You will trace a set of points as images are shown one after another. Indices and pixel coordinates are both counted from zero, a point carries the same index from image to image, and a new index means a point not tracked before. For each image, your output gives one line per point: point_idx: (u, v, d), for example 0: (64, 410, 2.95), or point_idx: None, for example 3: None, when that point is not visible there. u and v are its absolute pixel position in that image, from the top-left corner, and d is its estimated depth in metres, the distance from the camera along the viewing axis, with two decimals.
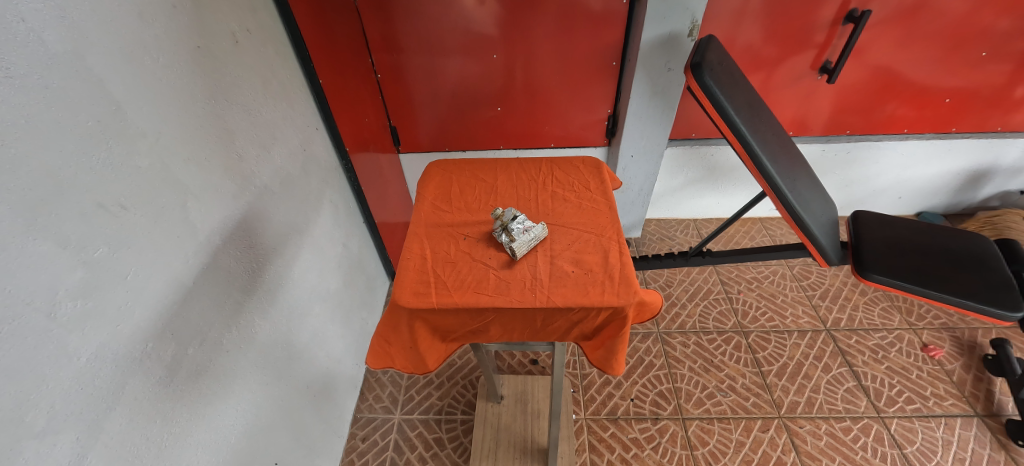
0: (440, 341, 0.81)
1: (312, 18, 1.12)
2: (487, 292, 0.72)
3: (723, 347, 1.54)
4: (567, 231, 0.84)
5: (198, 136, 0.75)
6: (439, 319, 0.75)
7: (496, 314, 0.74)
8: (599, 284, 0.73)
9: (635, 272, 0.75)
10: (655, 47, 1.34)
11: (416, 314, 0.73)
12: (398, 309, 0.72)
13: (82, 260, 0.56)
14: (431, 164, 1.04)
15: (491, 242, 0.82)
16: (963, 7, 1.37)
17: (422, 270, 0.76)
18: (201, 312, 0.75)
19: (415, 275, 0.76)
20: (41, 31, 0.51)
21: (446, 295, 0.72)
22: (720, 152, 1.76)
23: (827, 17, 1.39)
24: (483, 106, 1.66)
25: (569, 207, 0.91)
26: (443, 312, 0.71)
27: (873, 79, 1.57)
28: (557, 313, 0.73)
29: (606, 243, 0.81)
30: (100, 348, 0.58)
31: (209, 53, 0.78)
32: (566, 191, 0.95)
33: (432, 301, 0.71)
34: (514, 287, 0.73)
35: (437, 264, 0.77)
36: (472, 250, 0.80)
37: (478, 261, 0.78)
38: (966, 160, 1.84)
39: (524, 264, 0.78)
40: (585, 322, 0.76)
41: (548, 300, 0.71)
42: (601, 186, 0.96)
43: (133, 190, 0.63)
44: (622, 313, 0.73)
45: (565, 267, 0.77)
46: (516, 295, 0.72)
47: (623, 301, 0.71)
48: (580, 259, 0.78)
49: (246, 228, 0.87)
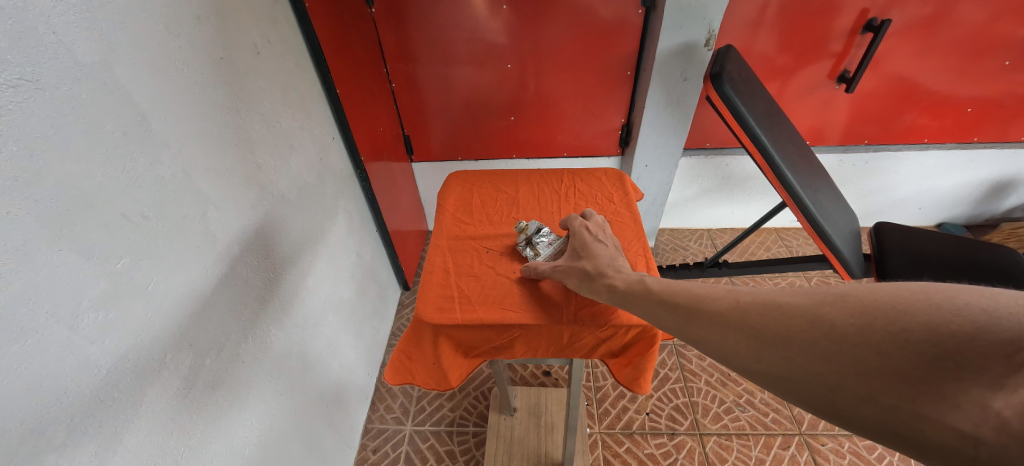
0: (463, 357, 0.79)
1: (329, 28, 1.13)
2: (512, 308, 0.72)
3: None
4: None
5: (219, 147, 0.75)
6: (463, 335, 0.73)
7: (521, 330, 0.73)
8: None
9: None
10: (671, 57, 1.33)
11: (441, 329, 0.72)
12: (422, 324, 0.72)
13: (105, 271, 0.56)
14: (450, 175, 1.04)
15: (513, 255, 0.82)
16: (985, 16, 1.35)
17: (446, 284, 0.77)
18: (219, 322, 0.75)
19: (438, 289, 0.76)
20: (71, 43, 0.52)
21: (470, 311, 0.72)
22: (735, 162, 1.74)
23: (846, 27, 1.37)
24: (496, 115, 1.66)
25: None
26: (468, 327, 0.71)
27: (892, 89, 1.54)
28: (584, 329, 0.72)
29: (633, 258, 0.80)
30: (120, 359, 0.58)
31: (231, 64, 0.79)
32: (589, 204, 0.94)
33: (457, 317, 0.71)
34: (540, 302, 0.73)
35: (462, 278, 0.78)
36: (496, 264, 0.80)
37: (502, 276, 0.78)
38: (988, 170, 1.80)
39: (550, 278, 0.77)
40: (613, 340, 0.74)
41: (575, 315, 0.71)
42: (624, 199, 0.95)
43: (155, 200, 0.63)
44: (651, 331, 0.71)
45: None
46: (542, 310, 0.72)
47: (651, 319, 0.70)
48: None
49: (263, 237, 0.87)
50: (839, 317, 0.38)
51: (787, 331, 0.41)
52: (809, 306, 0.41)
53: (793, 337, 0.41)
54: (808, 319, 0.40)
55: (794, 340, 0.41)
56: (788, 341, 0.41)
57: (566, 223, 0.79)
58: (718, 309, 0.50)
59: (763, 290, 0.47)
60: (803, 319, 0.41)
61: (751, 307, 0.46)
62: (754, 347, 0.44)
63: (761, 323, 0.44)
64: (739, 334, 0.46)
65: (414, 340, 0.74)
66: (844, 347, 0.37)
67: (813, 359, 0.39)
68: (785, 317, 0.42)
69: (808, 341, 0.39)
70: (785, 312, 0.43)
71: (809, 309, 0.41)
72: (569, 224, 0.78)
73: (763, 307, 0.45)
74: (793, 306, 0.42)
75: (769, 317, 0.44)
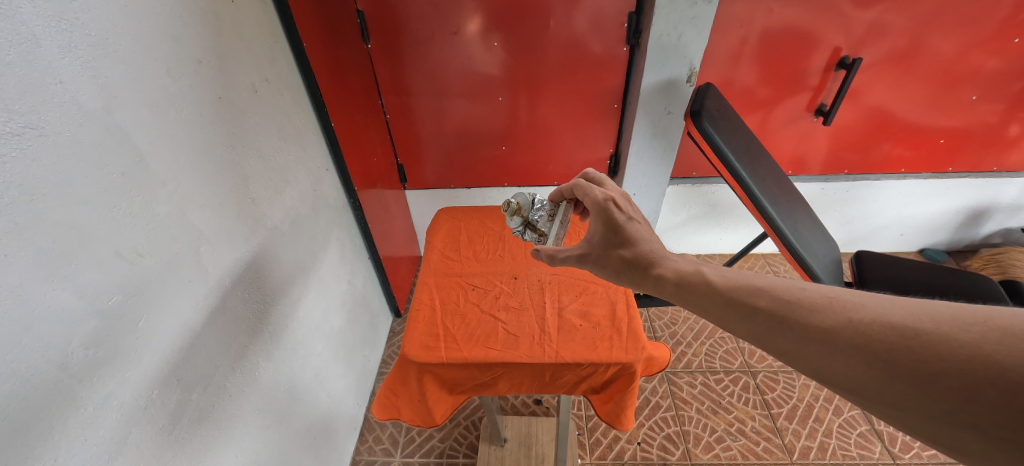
0: (448, 394, 0.80)
1: (326, 64, 1.17)
2: (496, 347, 0.74)
3: (730, 388, 1.51)
4: (572, 283, 0.88)
5: (215, 183, 0.77)
6: (448, 373, 0.74)
7: (504, 369, 0.74)
8: (607, 340, 0.75)
9: (642, 326, 0.77)
10: (655, 92, 1.39)
11: (426, 368, 0.73)
12: (407, 363, 0.74)
13: (97, 308, 0.57)
14: (439, 211, 1.09)
15: (498, 294, 0.86)
16: (951, 53, 1.43)
17: (432, 322, 0.79)
18: (207, 356, 0.75)
19: (424, 328, 0.78)
20: (77, 91, 0.54)
21: (455, 350, 0.74)
22: (720, 190, 1.79)
23: (820, 63, 1.44)
24: (489, 144, 1.71)
25: None
26: (451, 366, 0.72)
27: (868, 120, 1.61)
28: (566, 368, 0.73)
29: (613, 295, 0.85)
30: (108, 396, 0.58)
31: (230, 103, 0.81)
32: None
33: (442, 356, 0.73)
34: (523, 341, 0.76)
35: (447, 316, 0.80)
36: (481, 302, 0.84)
37: (486, 314, 0.81)
38: (965, 198, 1.86)
39: (533, 316, 0.81)
40: (594, 377, 0.75)
41: (556, 354, 0.73)
42: None
43: (150, 237, 0.64)
44: (631, 369, 0.73)
45: (574, 320, 0.80)
46: (525, 349, 0.74)
47: (631, 357, 0.72)
48: (586, 312, 0.81)
49: (255, 270, 0.88)
50: (985, 347, 0.36)
51: (911, 352, 0.39)
52: (940, 328, 0.39)
53: (919, 360, 0.38)
54: (944, 346, 0.38)
55: (923, 365, 0.38)
56: (913, 366, 0.38)
57: (590, 195, 0.77)
58: (823, 321, 0.46)
59: (874, 304, 0.44)
60: (956, 349, 0.37)
61: (859, 322, 0.43)
62: (866, 367, 0.41)
63: (878, 341, 0.41)
64: (846, 351, 0.42)
65: (398, 379, 0.75)
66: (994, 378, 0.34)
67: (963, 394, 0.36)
68: (911, 339, 0.39)
69: (961, 377, 0.36)
70: (911, 332, 0.40)
71: (943, 333, 0.38)
72: (595, 198, 0.76)
73: (878, 324, 0.42)
74: (918, 327, 0.40)
75: (892, 334, 0.41)
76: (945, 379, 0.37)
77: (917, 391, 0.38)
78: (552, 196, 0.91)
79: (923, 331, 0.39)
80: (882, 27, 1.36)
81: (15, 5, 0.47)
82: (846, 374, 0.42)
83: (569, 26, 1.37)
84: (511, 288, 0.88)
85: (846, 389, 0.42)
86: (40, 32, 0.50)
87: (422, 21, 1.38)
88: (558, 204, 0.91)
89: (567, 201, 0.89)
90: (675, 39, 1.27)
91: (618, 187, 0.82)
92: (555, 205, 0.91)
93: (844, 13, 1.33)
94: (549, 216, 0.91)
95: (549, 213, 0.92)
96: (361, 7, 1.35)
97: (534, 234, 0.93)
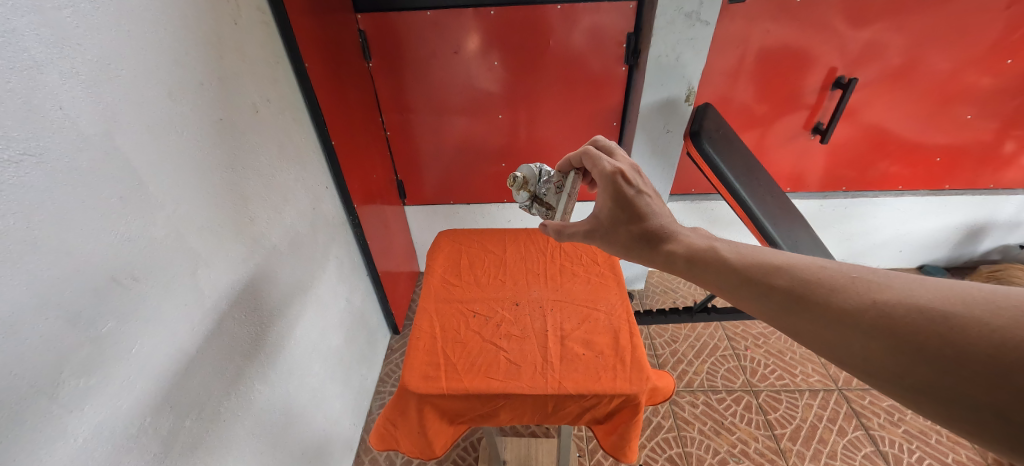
0: (448, 423, 0.83)
1: (328, 83, 1.18)
2: (497, 377, 0.78)
3: (733, 408, 1.49)
4: (575, 309, 0.93)
5: (214, 204, 0.77)
6: (448, 404, 0.78)
7: (505, 400, 0.78)
8: (610, 370, 0.79)
9: (645, 356, 0.81)
10: (654, 111, 1.41)
11: (426, 399, 0.77)
12: (408, 393, 0.77)
13: (90, 336, 0.56)
14: (439, 235, 1.15)
15: (496, 321, 0.91)
16: (946, 72, 1.45)
17: (432, 351, 0.83)
18: (202, 380, 0.74)
19: (424, 358, 0.82)
20: (77, 116, 0.54)
21: (456, 380, 0.78)
22: (719, 207, 1.80)
23: (816, 82, 1.46)
24: (489, 161, 1.72)
25: (578, 281, 1.01)
26: (452, 397, 0.76)
27: (864, 138, 1.63)
28: (569, 399, 0.77)
29: (616, 324, 0.90)
30: (98, 426, 0.57)
31: (230, 124, 0.81)
32: (574, 265, 1.06)
33: (441, 387, 0.76)
34: (524, 371, 0.80)
35: (447, 345, 0.84)
36: (482, 330, 0.88)
37: (487, 343, 0.85)
38: (963, 215, 1.87)
39: (534, 345, 0.85)
40: (597, 408, 0.79)
41: (560, 384, 0.77)
42: (608, 259, 1.06)
43: (146, 261, 0.63)
44: (634, 400, 0.77)
45: (576, 349, 0.84)
46: (527, 379, 0.78)
47: (634, 388, 0.76)
48: (589, 341, 0.86)
49: (253, 290, 0.87)
50: (1004, 331, 0.40)
51: (935, 336, 0.43)
52: (964, 313, 0.43)
53: (942, 343, 0.43)
54: (970, 330, 0.42)
55: (944, 347, 0.43)
56: (935, 348, 0.43)
57: (600, 168, 0.85)
58: (844, 302, 0.51)
59: (899, 284, 0.49)
60: (967, 331, 0.42)
61: (882, 304, 0.48)
62: (889, 350, 0.46)
63: (899, 324, 0.46)
64: (868, 333, 0.48)
65: (398, 409, 0.78)
66: (1014, 365, 0.38)
67: (966, 370, 0.41)
68: (934, 323, 0.44)
69: (967, 355, 0.41)
70: (933, 315, 0.44)
71: (964, 317, 0.43)
72: (604, 171, 0.84)
73: (901, 307, 0.47)
74: (942, 311, 0.44)
75: (910, 314, 0.46)
76: (969, 364, 0.41)
77: (935, 370, 0.43)
78: (560, 165, 1.02)
79: (947, 315, 0.44)
80: (876, 47, 1.39)
81: (17, 32, 0.47)
82: (868, 355, 0.48)
83: (568, 45, 1.39)
84: (513, 315, 0.93)
85: (866, 367, 0.48)
86: (42, 59, 0.50)
87: (423, 41, 1.40)
88: (565, 174, 1.03)
89: (575, 170, 1.00)
90: (673, 59, 1.29)
91: (628, 159, 0.90)
92: (563, 174, 1.03)
93: (839, 33, 1.35)
94: (555, 189, 1.05)
95: (556, 185, 1.05)
96: (364, 27, 1.37)
97: (542, 207, 1.09)
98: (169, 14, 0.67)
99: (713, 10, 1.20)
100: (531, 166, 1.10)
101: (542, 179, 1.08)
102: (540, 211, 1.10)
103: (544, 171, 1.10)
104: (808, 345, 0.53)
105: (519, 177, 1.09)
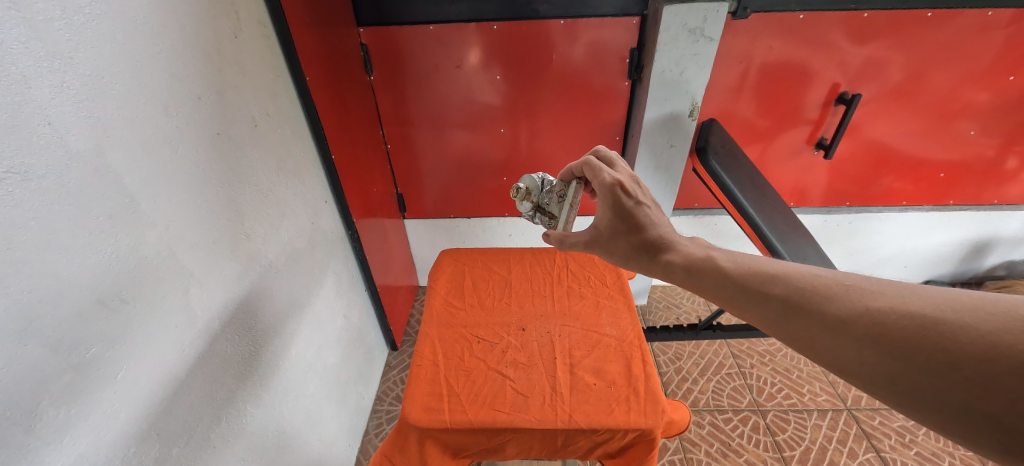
0: (452, 458, 0.88)
1: (329, 96, 1.17)
2: (504, 410, 0.85)
3: (740, 429, 1.45)
4: (585, 336, 1.02)
5: (208, 221, 0.74)
6: (452, 438, 0.84)
7: (512, 434, 0.84)
8: (625, 402, 0.86)
9: (659, 389, 0.88)
10: (657, 126, 1.40)
11: (428, 433, 0.83)
12: (409, 426, 0.83)
13: (73, 362, 0.53)
14: (443, 255, 1.27)
15: (499, 347, 1.00)
16: (948, 88, 1.44)
17: (435, 382, 0.90)
18: (192, 404, 0.71)
19: (426, 388, 0.89)
20: (65, 132, 0.51)
21: (460, 413, 0.84)
22: (722, 222, 1.78)
23: (819, 98, 1.46)
24: (490, 175, 1.70)
25: (586, 304, 1.12)
26: (455, 430, 0.82)
27: (867, 154, 1.62)
28: (580, 433, 0.83)
29: (628, 351, 0.98)
30: (77, 459, 0.53)
31: (228, 138, 0.79)
32: (583, 288, 1.17)
33: (445, 420, 0.83)
34: (532, 403, 0.86)
35: (451, 377, 0.91)
36: (486, 358, 0.97)
37: (494, 374, 0.93)
38: (967, 231, 1.86)
39: (543, 373, 0.93)
40: (610, 442, 0.85)
41: (571, 417, 0.84)
42: (616, 282, 1.18)
43: (136, 282, 0.61)
44: (649, 435, 0.83)
45: (588, 379, 0.91)
46: (535, 412, 0.85)
47: (650, 422, 0.82)
48: (600, 370, 0.94)
49: (247, 309, 0.84)
50: (995, 336, 0.39)
51: (926, 342, 0.42)
52: (956, 319, 0.42)
53: (933, 349, 0.42)
54: (960, 336, 0.41)
55: (935, 353, 0.42)
56: (927, 354, 0.42)
57: (599, 179, 0.84)
58: (838, 310, 0.50)
59: (893, 292, 0.48)
60: (958, 337, 0.41)
61: (874, 312, 0.47)
62: (883, 356, 0.45)
63: (891, 331, 0.45)
64: (861, 340, 0.47)
65: (398, 443, 0.83)
66: (1005, 369, 0.37)
67: (959, 377, 0.40)
68: (926, 329, 0.43)
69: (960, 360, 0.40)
70: (925, 322, 0.43)
71: (955, 322, 0.42)
72: (604, 182, 0.82)
73: (892, 313, 0.46)
74: (933, 317, 0.43)
75: (902, 321, 0.45)
76: (960, 369, 0.40)
77: (927, 376, 0.42)
78: (562, 174, 1.00)
79: (939, 321, 0.43)
80: (878, 64, 1.39)
81: (7, 45, 0.46)
82: (861, 362, 0.46)
83: (570, 60, 1.38)
84: (520, 341, 1.02)
85: (860, 375, 0.47)
86: (31, 73, 0.48)
87: (424, 54, 1.39)
88: (568, 183, 1.02)
89: (578, 179, 0.98)
90: (676, 74, 1.29)
91: (628, 170, 0.89)
92: (566, 184, 1.02)
93: (841, 50, 1.35)
94: (558, 198, 1.04)
95: (559, 194, 1.04)
96: (366, 40, 1.36)
97: (546, 217, 1.07)
98: (167, 27, 0.66)
99: (716, 26, 1.20)
100: (534, 176, 1.08)
101: (546, 188, 1.07)
102: (544, 221, 1.08)
103: (547, 181, 1.09)
104: (804, 353, 0.52)
105: (522, 188, 1.08)
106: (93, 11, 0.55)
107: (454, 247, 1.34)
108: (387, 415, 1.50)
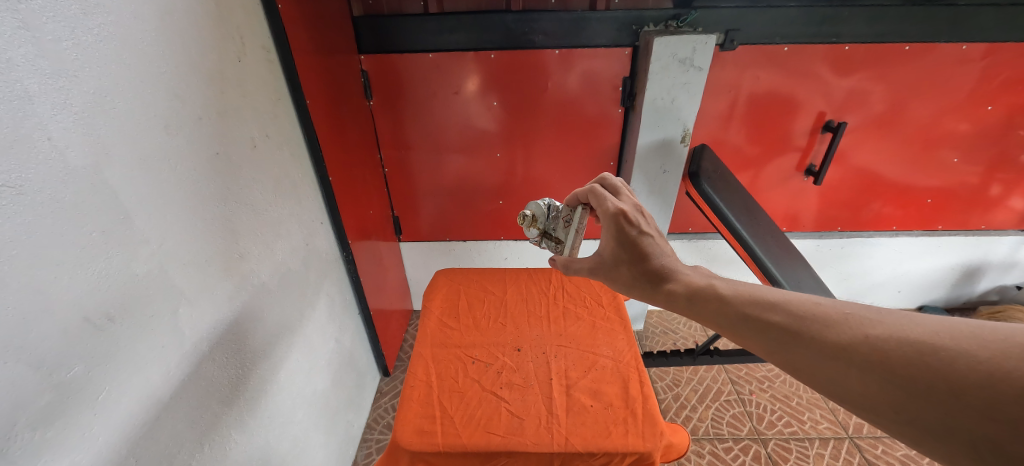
0: None
1: (328, 118, 1.18)
2: (498, 433, 0.83)
3: (741, 458, 1.41)
4: (581, 356, 1.01)
5: (202, 239, 0.74)
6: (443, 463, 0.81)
7: (508, 459, 0.81)
8: (623, 424, 0.85)
9: (658, 411, 0.86)
10: (651, 152, 1.43)
11: (419, 457, 0.80)
12: (400, 449, 0.81)
13: (53, 381, 0.51)
14: (437, 276, 1.26)
15: (495, 369, 0.98)
16: (929, 117, 1.49)
17: (427, 404, 0.88)
18: (174, 430, 0.68)
19: (419, 410, 0.87)
20: (66, 148, 0.52)
21: (454, 436, 0.82)
22: (717, 246, 1.80)
23: (807, 125, 1.50)
24: (486, 199, 1.72)
25: (582, 324, 1.11)
26: (448, 454, 0.80)
27: (856, 180, 1.66)
28: (578, 458, 0.81)
29: (626, 372, 0.96)
30: None
31: (225, 157, 0.80)
32: (579, 307, 1.16)
33: (438, 444, 0.81)
34: (528, 426, 0.84)
35: (444, 398, 0.90)
36: (479, 378, 0.95)
37: (487, 396, 0.91)
38: (958, 256, 1.88)
39: (539, 395, 0.91)
40: None
41: (567, 439, 0.82)
42: (612, 302, 1.17)
43: (125, 299, 0.59)
44: (647, 459, 0.81)
45: (585, 400, 0.90)
46: (531, 435, 0.83)
47: (649, 444, 0.81)
48: (596, 390, 0.92)
49: (237, 331, 0.83)
50: (992, 363, 0.39)
51: (928, 369, 0.42)
52: (955, 346, 0.42)
53: (934, 376, 0.42)
54: (959, 362, 0.41)
55: (936, 381, 0.41)
56: (927, 382, 0.42)
57: (603, 207, 0.85)
58: (839, 338, 0.49)
59: (891, 320, 0.48)
60: (959, 364, 0.41)
61: (874, 339, 0.47)
62: (884, 384, 0.44)
63: (891, 357, 0.45)
64: (862, 368, 0.46)
65: None
66: (1004, 395, 0.37)
67: (959, 405, 0.40)
68: (925, 356, 0.43)
69: (959, 388, 0.40)
70: (924, 348, 0.43)
71: (955, 350, 0.42)
72: (608, 211, 0.84)
73: (890, 341, 0.46)
74: (931, 344, 0.43)
75: (903, 349, 0.44)
76: (962, 397, 0.40)
77: (929, 404, 0.42)
78: (567, 199, 1.00)
79: (938, 348, 0.43)
80: (861, 94, 1.44)
81: (13, 62, 0.47)
82: (863, 390, 0.46)
83: (564, 87, 1.42)
84: (515, 361, 1.00)
85: (861, 403, 0.46)
86: (35, 90, 0.49)
87: (424, 82, 1.43)
88: (573, 209, 1.02)
89: (581, 204, 0.98)
90: (668, 102, 1.33)
91: (632, 197, 0.89)
92: (570, 209, 1.02)
93: (825, 81, 1.41)
94: (564, 224, 1.04)
95: (565, 219, 1.04)
96: (366, 67, 1.40)
97: (552, 241, 1.08)
98: (171, 50, 0.67)
99: (705, 56, 1.25)
100: (539, 202, 1.10)
101: (552, 214, 1.08)
102: (551, 246, 1.10)
103: (553, 206, 1.10)
104: (805, 382, 0.51)
105: (528, 215, 1.10)
106: (101, 33, 0.56)
107: (448, 268, 1.33)
108: (376, 445, 1.45)
